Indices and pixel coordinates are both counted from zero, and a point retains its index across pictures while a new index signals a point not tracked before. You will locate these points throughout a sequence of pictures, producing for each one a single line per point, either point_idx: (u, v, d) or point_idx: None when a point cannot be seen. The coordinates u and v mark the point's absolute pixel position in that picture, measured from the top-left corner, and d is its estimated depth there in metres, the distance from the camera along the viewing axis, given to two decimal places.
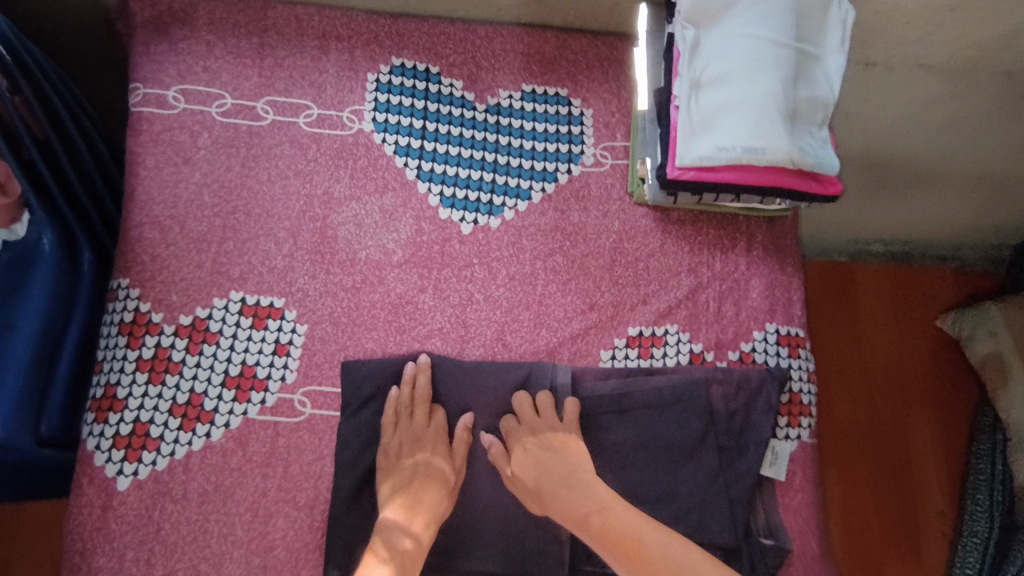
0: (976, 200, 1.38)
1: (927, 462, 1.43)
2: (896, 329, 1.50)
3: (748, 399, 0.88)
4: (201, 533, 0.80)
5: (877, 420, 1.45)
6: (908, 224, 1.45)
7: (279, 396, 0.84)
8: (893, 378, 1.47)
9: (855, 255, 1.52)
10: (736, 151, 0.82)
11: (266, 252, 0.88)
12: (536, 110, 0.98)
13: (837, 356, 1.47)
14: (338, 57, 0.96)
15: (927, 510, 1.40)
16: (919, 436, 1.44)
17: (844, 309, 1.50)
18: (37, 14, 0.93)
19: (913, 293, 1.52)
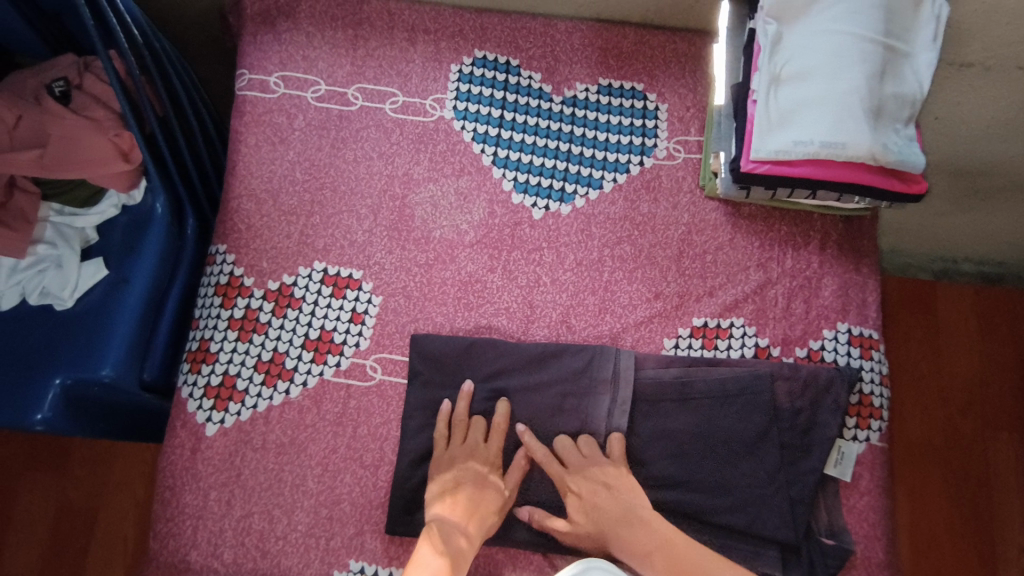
0: None
1: (1010, 498, 1.37)
2: (980, 349, 1.45)
3: (816, 397, 0.85)
4: (276, 481, 0.85)
5: (956, 446, 1.40)
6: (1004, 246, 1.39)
7: (352, 361, 0.89)
8: (976, 404, 1.42)
9: (939, 274, 1.47)
10: (814, 145, 0.82)
11: (348, 227, 0.94)
12: (611, 103, 1.00)
13: (914, 375, 1.44)
14: (424, 49, 1.02)
15: (1005, 546, 1.34)
16: (1002, 469, 1.39)
17: (923, 325, 1.46)
18: (162, 8, 1.04)
19: (1002, 317, 1.46)
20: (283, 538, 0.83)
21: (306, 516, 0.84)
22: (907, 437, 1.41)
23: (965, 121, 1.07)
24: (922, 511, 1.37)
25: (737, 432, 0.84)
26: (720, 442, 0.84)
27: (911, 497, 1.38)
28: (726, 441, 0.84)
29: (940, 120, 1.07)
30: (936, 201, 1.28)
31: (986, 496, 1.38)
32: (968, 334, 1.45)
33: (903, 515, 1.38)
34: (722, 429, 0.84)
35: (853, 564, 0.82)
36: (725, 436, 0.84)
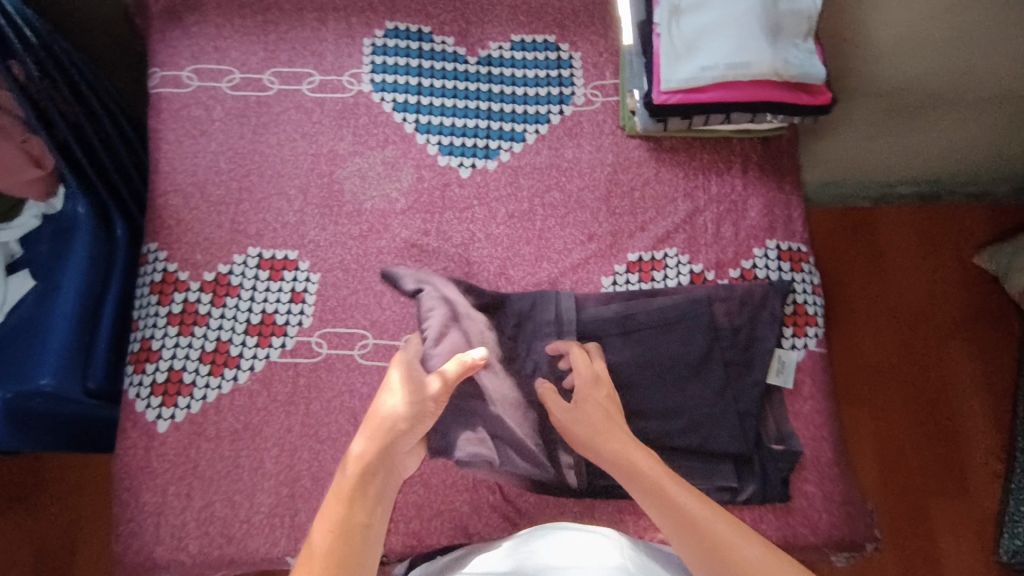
0: (998, 124, 1.28)
1: (970, 403, 1.42)
2: (925, 265, 1.50)
3: (752, 313, 0.88)
4: (234, 468, 0.85)
5: (914, 360, 1.45)
6: (935, 163, 1.40)
7: (298, 339, 0.90)
8: (927, 320, 1.47)
9: (879, 200, 1.52)
10: (720, 68, 0.85)
11: (279, 210, 0.94)
12: (525, 58, 1.02)
13: (866, 298, 1.48)
14: (335, 26, 1.02)
15: (974, 450, 1.39)
16: (960, 377, 1.43)
17: (868, 249, 1.51)
18: (65, 15, 1.04)
19: (944, 234, 1.52)
20: (247, 521, 0.83)
21: (268, 497, 0.84)
22: (866, 358, 1.45)
23: (877, 30, 1.07)
24: (890, 426, 1.41)
25: (681, 356, 0.86)
26: (666, 368, 0.86)
27: (878, 415, 1.42)
28: (672, 367, 0.86)
29: (851, 41, 1.08)
30: (866, 130, 1.27)
31: (949, 405, 1.42)
32: (914, 253, 1.51)
33: (871, 436, 1.41)
34: (666, 354, 0.86)
35: (804, 466, 0.84)
36: (669, 360, 0.86)
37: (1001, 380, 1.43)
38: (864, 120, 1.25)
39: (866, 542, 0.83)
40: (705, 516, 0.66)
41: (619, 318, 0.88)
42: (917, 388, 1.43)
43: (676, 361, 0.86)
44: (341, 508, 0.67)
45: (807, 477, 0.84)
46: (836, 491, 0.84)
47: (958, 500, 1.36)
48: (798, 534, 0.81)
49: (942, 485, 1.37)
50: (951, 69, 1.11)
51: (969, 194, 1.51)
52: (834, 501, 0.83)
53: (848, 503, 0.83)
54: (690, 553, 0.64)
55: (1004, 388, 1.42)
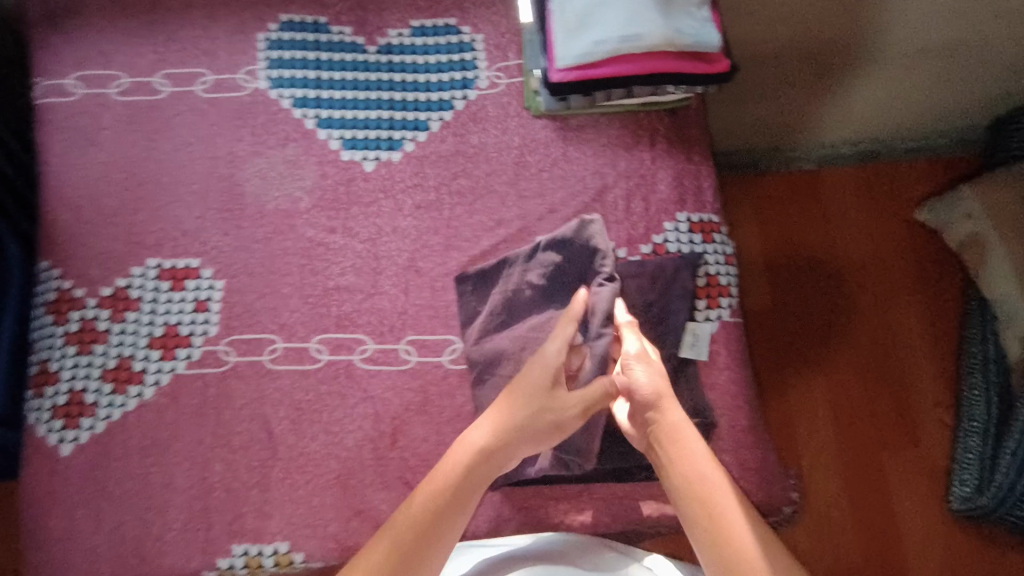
0: (925, 77, 1.29)
1: (916, 352, 1.40)
2: (867, 221, 1.48)
3: (663, 288, 0.87)
4: (144, 486, 0.83)
5: (859, 316, 1.43)
6: (869, 122, 1.40)
7: (204, 349, 0.87)
8: (872, 275, 1.45)
9: (821, 162, 1.50)
10: (613, 41, 0.83)
11: (177, 217, 0.90)
12: (426, 43, 0.99)
13: (809, 257, 1.46)
14: (226, 22, 0.98)
15: (923, 405, 1.37)
16: (905, 327, 1.42)
17: (810, 208, 1.48)
18: None
19: (886, 190, 1.49)
20: (162, 538, 0.81)
21: (181, 513, 0.82)
22: (812, 317, 1.42)
23: None
24: (839, 385, 1.39)
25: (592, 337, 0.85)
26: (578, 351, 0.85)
27: (827, 374, 1.40)
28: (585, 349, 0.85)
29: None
30: (788, 87, 1.31)
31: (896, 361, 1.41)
32: (857, 209, 1.48)
33: (821, 390, 1.39)
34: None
35: (719, 436, 0.85)
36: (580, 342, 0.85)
37: (947, 334, 1.42)
38: (783, 81, 1.29)
39: (782, 505, 0.85)
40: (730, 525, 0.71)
41: (528, 305, 0.87)
42: (865, 345, 1.41)
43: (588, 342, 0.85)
44: (411, 528, 0.73)
45: (724, 447, 0.84)
46: (751, 458, 0.85)
47: (908, 455, 1.34)
48: None
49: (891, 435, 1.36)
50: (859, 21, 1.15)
51: (910, 149, 1.48)
52: (749, 468, 0.85)
53: (763, 469, 0.84)
54: (704, 545, 0.72)
55: (949, 341, 1.41)
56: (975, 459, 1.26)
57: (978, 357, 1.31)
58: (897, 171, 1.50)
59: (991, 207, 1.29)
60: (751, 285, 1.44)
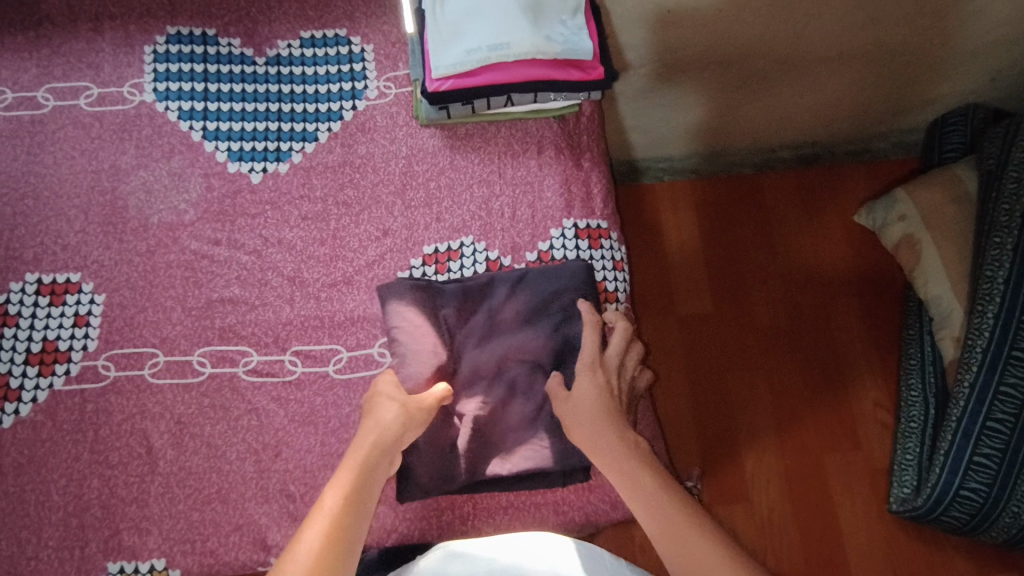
0: (850, 78, 1.27)
1: (857, 356, 1.39)
2: (806, 223, 1.48)
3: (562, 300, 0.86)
4: (19, 504, 0.82)
5: (799, 317, 1.42)
6: (801, 123, 1.39)
7: (83, 364, 0.86)
8: (813, 278, 1.44)
9: (761, 166, 1.51)
10: (483, 50, 0.84)
11: (58, 232, 0.90)
12: (316, 55, 0.99)
13: (747, 260, 1.46)
14: (112, 35, 0.98)
15: (865, 406, 1.36)
16: (845, 332, 1.41)
17: (751, 210, 1.49)
18: None
19: (825, 194, 1.49)
20: (35, 557, 0.81)
21: (56, 531, 0.81)
22: (753, 319, 1.42)
23: None
24: (779, 388, 1.37)
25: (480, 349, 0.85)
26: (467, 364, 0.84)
27: (769, 377, 1.38)
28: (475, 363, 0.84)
29: (673, 13, 1.07)
30: (701, 94, 1.28)
31: (838, 363, 1.39)
32: (796, 212, 1.49)
33: (763, 397, 1.37)
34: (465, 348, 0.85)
35: None
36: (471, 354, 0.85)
37: (888, 336, 1.40)
38: (699, 88, 1.26)
39: None
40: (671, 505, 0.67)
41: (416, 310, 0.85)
42: (807, 347, 1.40)
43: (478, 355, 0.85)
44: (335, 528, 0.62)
45: None
46: None
47: (849, 456, 1.32)
48: (596, 511, 0.83)
49: (833, 440, 1.34)
50: (771, 31, 1.13)
51: (849, 153, 1.49)
52: None
53: None
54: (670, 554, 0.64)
55: (890, 343, 1.40)
56: (914, 459, 1.22)
57: (915, 359, 1.29)
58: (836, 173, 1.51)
59: (923, 206, 1.27)
60: (691, 289, 1.45)
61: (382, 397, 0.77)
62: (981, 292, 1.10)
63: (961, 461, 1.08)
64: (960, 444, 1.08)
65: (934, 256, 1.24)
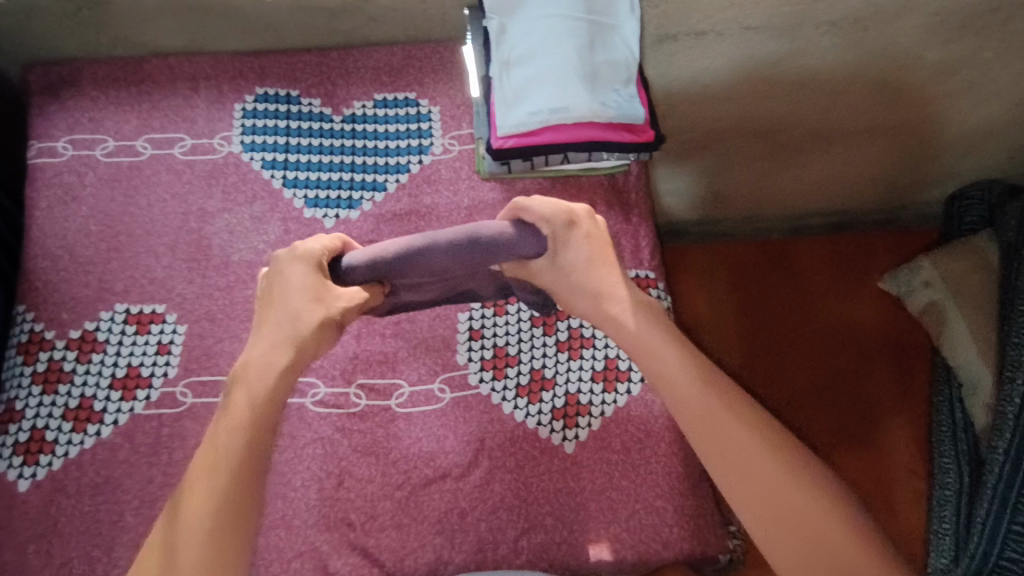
0: (876, 149, 1.34)
1: (891, 419, 1.46)
2: (837, 288, 1.55)
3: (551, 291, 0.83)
4: (93, 523, 0.86)
5: (832, 381, 1.48)
6: (831, 191, 1.46)
7: (162, 391, 0.92)
8: (845, 342, 1.51)
9: (790, 233, 1.58)
10: (545, 113, 0.92)
11: (147, 267, 0.98)
12: (387, 114, 1.09)
13: (783, 322, 1.53)
14: (207, 94, 1.08)
15: (901, 470, 1.42)
16: (881, 395, 1.47)
17: (784, 275, 1.56)
18: None
19: (853, 259, 1.57)
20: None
21: (126, 550, 0.84)
22: (791, 382, 1.48)
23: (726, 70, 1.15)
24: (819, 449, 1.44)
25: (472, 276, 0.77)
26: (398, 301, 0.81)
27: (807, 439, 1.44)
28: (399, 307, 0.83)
29: (709, 88, 1.18)
30: (735, 160, 1.36)
31: (876, 427, 1.45)
32: (828, 278, 1.55)
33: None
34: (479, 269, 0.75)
35: (655, 481, 0.88)
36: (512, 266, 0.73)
37: (918, 401, 1.46)
38: (733, 155, 1.34)
39: (719, 552, 0.86)
40: (733, 432, 0.65)
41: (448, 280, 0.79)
42: (842, 409, 1.46)
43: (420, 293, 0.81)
44: (224, 471, 0.63)
45: (659, 492, 0.87)
46: (687, 504, 0.87)
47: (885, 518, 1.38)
48: (649, 550, 0.84)
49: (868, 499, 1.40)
50: (803, 102, 1.20)
51: (875, 222, 1.57)
52: (686, 514, 0.87)
53: (698, 516, 0.86)
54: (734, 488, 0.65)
55: (920, 408, 1.46)
56: (951, 527, 1.25)
57: (948, 426, 1.33)
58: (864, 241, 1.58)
59: (952, 275, 1.32)
60: (729, 349, 1.51)
61: (294, 258, 0.69)
62: (1010, 359, 1.14)
63: (999, 531, 1.06)
64: (998, 513, 1.07)
65: (962, 324, 1.28)
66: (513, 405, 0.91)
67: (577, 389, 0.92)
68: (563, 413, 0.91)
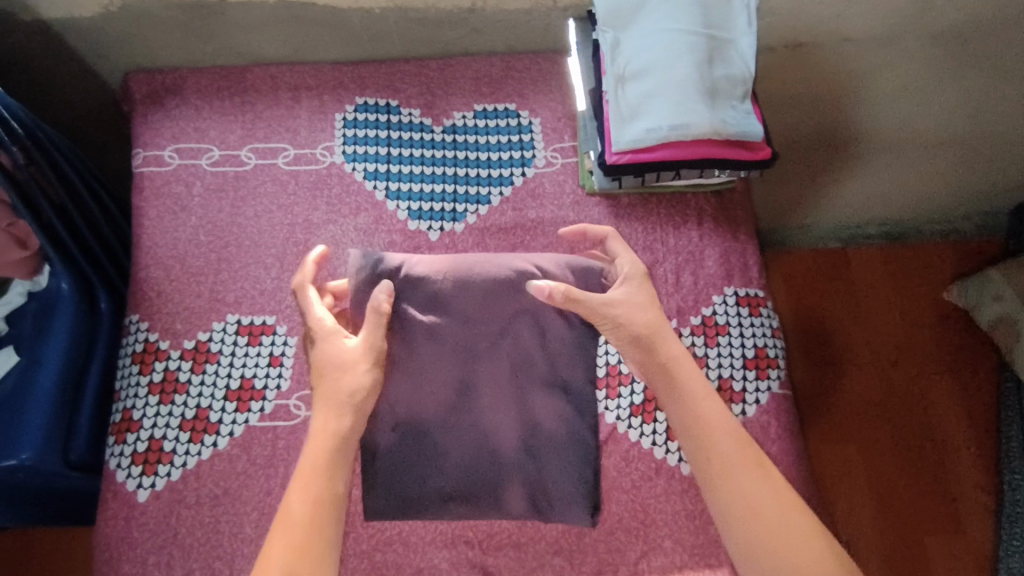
0: (950, 162, 1.29)
1: (956, 436, 1.36)
2: (900, 299, 1.45)
3: (573, 350, 0.87)
4: (214, 534, 0.86)
5: (894, 397, 1.39)
6: (900, 203, 1.39)
7: (276, 403, 0.92)
8: (909, 354, 1.41)
9: (849, 241, 1.47)
10: (664, 129, 0.90)
11: (257, 278, 0.98)
12: (488, 125, 1.07)
13: (842, 333, 1.43)
14: (309, 103, 1.08)
15: (966, 488, 1.33)
16: (944, 412, 1.38)
17: (844, 283, 1.46)
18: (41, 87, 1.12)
19: (919, 271, 1.46)
20: None
21: (247, 563, 0.85)
22: (851, 398, 1.39)
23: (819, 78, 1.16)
24: (876, 465, 1.35)
25: (487, 318, 0.86)
26: (403, 394, 0.84)
27: (864, 454, 1.35)
28: (404, 415, 0.84)
29: (798, 96, 1.19)
30: (804, 171, 1.32)
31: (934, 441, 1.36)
32: (890, 287, 1.45)
33: (860, 476, 1.35)
34: (502, 304, 0.85)
35: None
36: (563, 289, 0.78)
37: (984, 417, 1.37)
38: (807, 166, 1.30)
39: None
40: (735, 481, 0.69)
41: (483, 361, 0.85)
42: (900, 422, 1.37)
43: (425, 383, 0.84)
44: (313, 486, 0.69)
45: None
46: None
47: (947, 538, 1.30)
48: None
49: (933, 521, 1.31)
50: (885, 111, 1.19)
51: (941, 233, 1.46)
52: None
53: None
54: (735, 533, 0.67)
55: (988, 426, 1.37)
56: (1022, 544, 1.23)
57: (1016, 441, 1.29)
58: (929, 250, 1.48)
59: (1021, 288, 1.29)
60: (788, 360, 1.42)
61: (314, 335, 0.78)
62: None
63: None
64: None
65: None
66: (627, 425, 0.91)
67: None
68: None
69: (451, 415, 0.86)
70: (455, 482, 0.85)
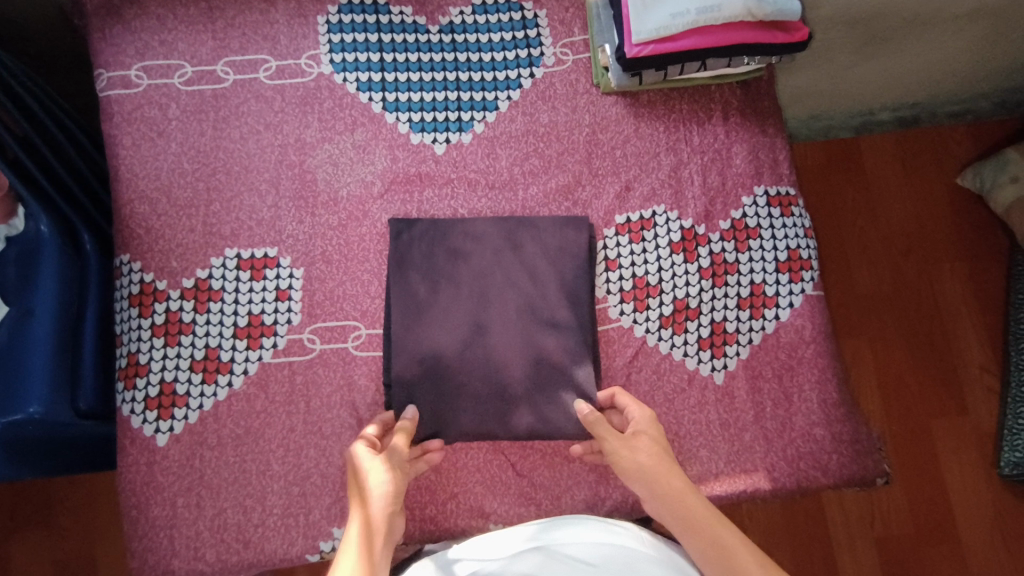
0: (975, 35, 1.14)
1: (964, 325, 1.32)
2: (909, 187, 1.38)
3: (584, 263, 0.87)
4: (240, 473, 0.84)
5: (903, 289, 1.33)
6: (916, 85, 1.27)
7: (289, 337, 0.87)
8: (920, 243, 1.35)
9: (859, 129, 1.38)
10: (692, 14, 0.82)
11: (252, 207, 0.91)
12: (489, 21, 0.97)
13: (850, 227, 1.36)
14: (286, 6, 0.96)
15: (971, 371, 1.30)
16: (952, 300, 1.33)
17: (852, 175, 1.38)
18: None
19: (929, 159, 1.39)
20: (262, 524, 0.83)
21: (280, 498, 0.84)
22: (859, 292, 1.33)
23: None
24: (885, 360, 1.30)
25: (498, 254, 0.88)
26: (422, 330, 0.85)
27: (875, 353, 1.31)
28: (421, 349, 0.85)
29: None
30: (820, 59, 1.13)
31: (943, 330, 1.32)
32: (898, 177, 1.38)
33: (868, 368, 1.31)
34: (513, 239, 0.89)
35: (810, 408, 0.86)
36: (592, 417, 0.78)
37: (993, 303, 1.33)
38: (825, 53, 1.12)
39: (876, 476, 0.85)
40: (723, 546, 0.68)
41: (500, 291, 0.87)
42: (909, 313, 1.32)
43: (441, 319, 0.86)
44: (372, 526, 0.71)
45: (813, 420, 0.86)
46: (844, 431, 0.85)
47: (952, 422, 1.28)
48: (809, 478, 0.83)
49: (938, 407, 1.28)
50: None
51: (952, 114, 1.37)
52: (843, 441, 0.85)
53: (856, 441, 0.85)
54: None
55: (994, 311, 1.32)
56: None
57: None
58: (938, 136, 1.40)
59: None
60: None
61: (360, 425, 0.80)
62: None
63: None
64: None
65: None
66: (657, 337, 0.87)
67: (724, 317, 0.88)
68: (710, 343, 0.87)
69: (463, 340, 0.85)
70: (469, 406, 0.84)
